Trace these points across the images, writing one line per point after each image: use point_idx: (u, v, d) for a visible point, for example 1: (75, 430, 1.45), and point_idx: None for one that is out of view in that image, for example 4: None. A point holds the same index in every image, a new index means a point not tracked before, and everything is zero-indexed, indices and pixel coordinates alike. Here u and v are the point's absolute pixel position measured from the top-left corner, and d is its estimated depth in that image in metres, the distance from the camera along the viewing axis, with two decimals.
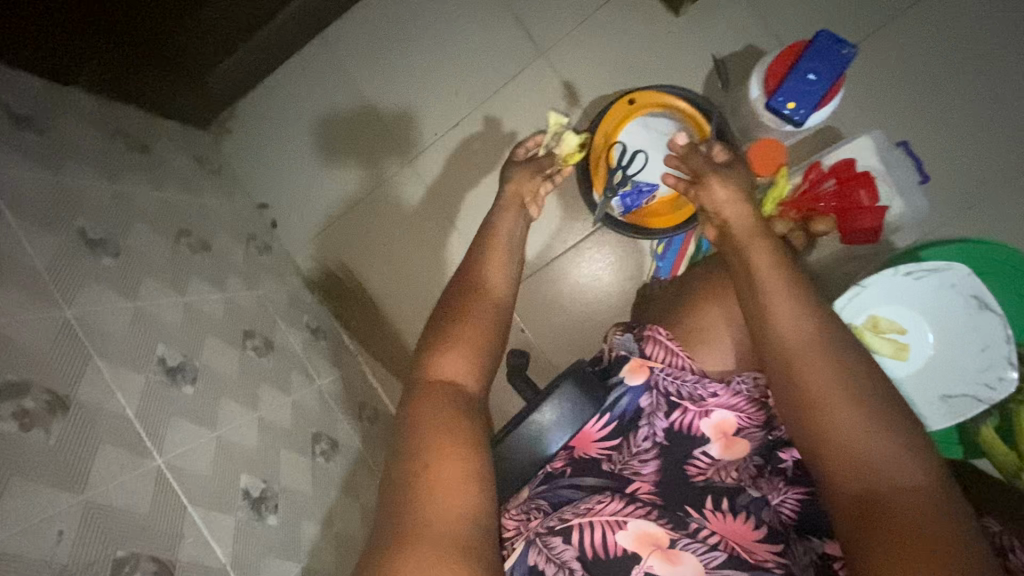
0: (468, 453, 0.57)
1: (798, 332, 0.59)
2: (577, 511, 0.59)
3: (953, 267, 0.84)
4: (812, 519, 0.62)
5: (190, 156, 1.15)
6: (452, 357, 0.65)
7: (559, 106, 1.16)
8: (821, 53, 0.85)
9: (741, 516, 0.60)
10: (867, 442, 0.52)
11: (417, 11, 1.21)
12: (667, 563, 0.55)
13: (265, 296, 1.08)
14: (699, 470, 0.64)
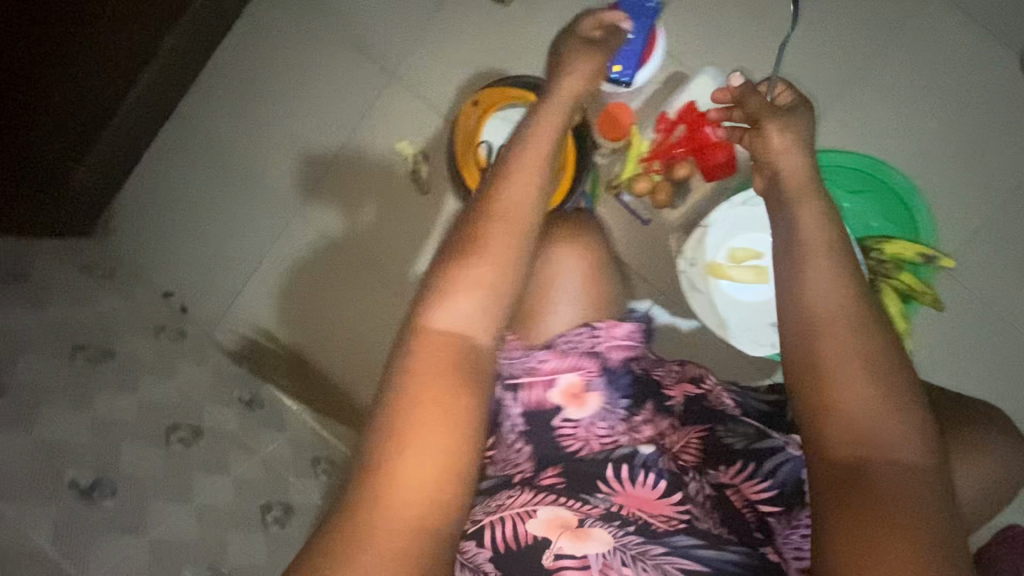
0: (458, 426, 0.50)
1: (830, 303, 0.54)
2: (488, 510, 0.59)
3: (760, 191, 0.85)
4: (712, 453, 0.67)
5: (74, 266, 1.14)
6: (467, 301, 0.54)
7: (423, 114, 1.13)
8: (630, 10, 0.85)
9: (640, 481, 0.62)
10: (873, 419, 0.49)
11: (259, 59, 1.18)
12: (579, 540, 0.55)
13: (185, 385, 1.08)
14: (582, 447, 0.67)
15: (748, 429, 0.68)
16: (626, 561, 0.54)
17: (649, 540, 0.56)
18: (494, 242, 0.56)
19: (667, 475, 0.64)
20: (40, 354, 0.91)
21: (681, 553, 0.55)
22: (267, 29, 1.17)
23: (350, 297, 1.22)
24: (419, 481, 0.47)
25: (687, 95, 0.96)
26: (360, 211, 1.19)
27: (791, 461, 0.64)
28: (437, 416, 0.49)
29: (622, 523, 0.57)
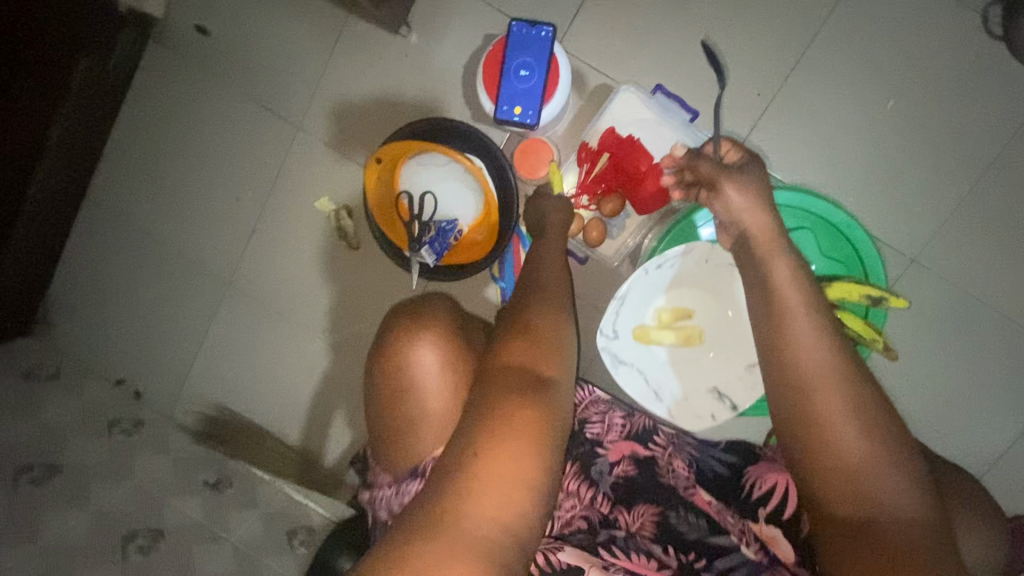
0: (536, 452, 0.48)
1: (817, 357, 0.52)
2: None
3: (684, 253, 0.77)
4: (667, 533, 0.62)
5: (14, 372, 1.11)
6: (525, 344, 0.54)
7: (338, 168, 1.05)
8: (521, 43, 0.77)
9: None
10: (866, 463, 0.49)
11: (161, 131, 1.10)
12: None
13: (144, 481, 1.05)
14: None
15: (699, 516, 0.63)
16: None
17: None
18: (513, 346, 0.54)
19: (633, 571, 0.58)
20: None
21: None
22: (160, 96, 1.09)
23: (300, 361, 1.17)
24: (510, 484, 0.46)
25: (608, 118, 0.86)
26: (293, 274, 1.12)
27: (735, 559, 0.61)
28: (511, 440, 0.47)
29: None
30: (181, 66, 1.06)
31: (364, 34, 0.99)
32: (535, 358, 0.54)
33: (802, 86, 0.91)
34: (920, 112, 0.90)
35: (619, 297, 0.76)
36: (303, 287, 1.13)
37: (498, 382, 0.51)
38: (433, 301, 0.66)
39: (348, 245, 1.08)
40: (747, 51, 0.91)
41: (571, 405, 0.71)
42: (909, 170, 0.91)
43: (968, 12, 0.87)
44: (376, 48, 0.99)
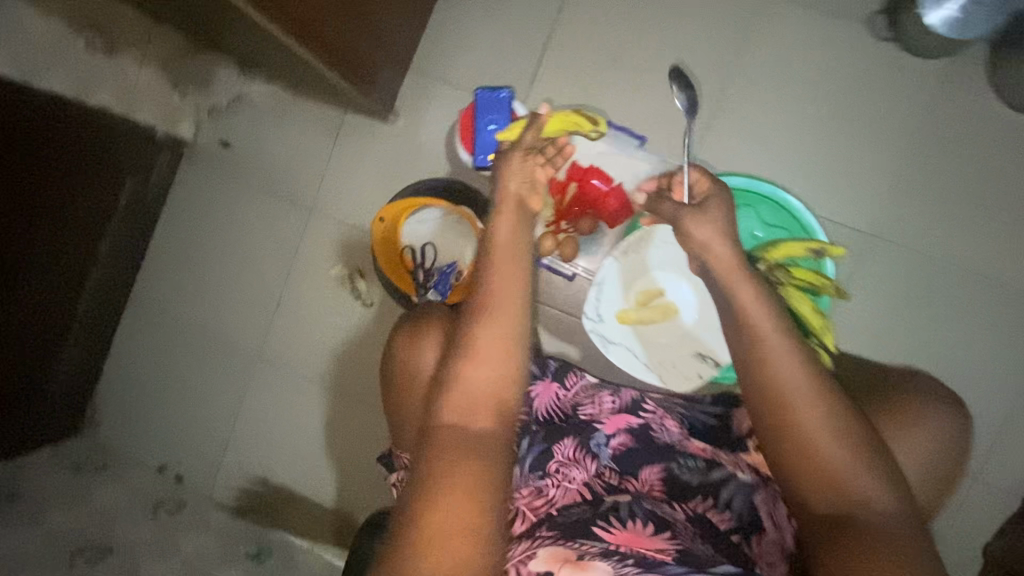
0: (477, 499, 0.55)
1: (796, 379, 0.61)
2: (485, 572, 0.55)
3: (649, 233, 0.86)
4: (676, 486, 0.68)
5: (66, 469, 1.18)
6: (464, 396, 0.62)
7: (348, 239, 1.20)
8: (487, 105, 0.93)
9: (630, 523, 0.61)
10: (841, 462, 0.59)
11: (193, 233, 1.27)
12: (579, 570, 0.53)
13: (190, 556, 1.09)
14: (518, 519, 0.64)
15: (697, 461, 0.71)
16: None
17: (649, 570, 0.53)
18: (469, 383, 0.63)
19: (652, 515, 0.63)
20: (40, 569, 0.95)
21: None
22: (192, 203, 1.26)
23: (329, 422, 1.24)
24: (449, 541, 0.53)
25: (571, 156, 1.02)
26: (316, 339, 1.24)
27: (741, 490, 0.67)
28: (450, 497, 0.55)
29: (621, 557, 0.55)
30: (209, 176, 1.25)
31: (359, 126, 1.18)
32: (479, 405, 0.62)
33: (733, 106, 1.06)
34: (837, 112, 1.05)
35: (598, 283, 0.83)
36: (326, 349, 1.23)
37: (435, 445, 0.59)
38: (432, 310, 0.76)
39: (364, 304, 1.21)
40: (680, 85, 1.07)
41: (563, 396, 0.81)
42: (838, 164, 1.05)
43: (855, 27, 1.04)
44: (370, 136, 1.18)
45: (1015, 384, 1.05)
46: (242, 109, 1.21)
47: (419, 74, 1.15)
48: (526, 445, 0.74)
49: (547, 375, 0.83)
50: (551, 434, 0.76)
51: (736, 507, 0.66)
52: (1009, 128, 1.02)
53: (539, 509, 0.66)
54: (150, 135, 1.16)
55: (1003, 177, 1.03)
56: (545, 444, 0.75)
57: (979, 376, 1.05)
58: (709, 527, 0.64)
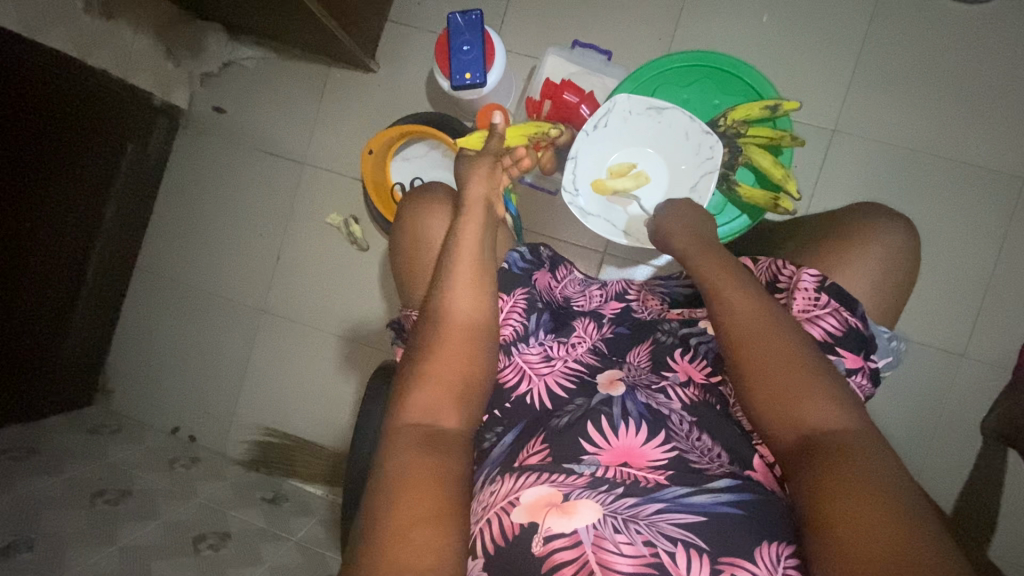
0: (440, 490, 0.52)
1: (754, 318, 0.58)
2: (476, 518, 0.54)
3: (616, 102, 0.84)
4: (659, 354, 0.68)
5: (83, 429, 1.21)
6: (421, 394, 0.58)
7: (341, 187, 1.26)
8: (459, 28, 0.99)
9: (622, 430, 0.57)
10: (814, 410, 0.52)
11: (193, 197, 1.33)
12: (565, 517, 0.50)
13: (206, 499, 1.11)
14: (522, 381, 0.65)
15: (673, 324, 0.71)
16: (618, 527, 0.49)
17: (643, 499, 0.51)
18: (433, 372, 0.59)
19: (646, 411, 0.59)
20: (57, 508, 0.95)
21: (677, 507, 0.50)
22: (191, 169, 1.33)
23: (332, 369, 1.28)
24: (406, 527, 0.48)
25: (543, 76, 1.06)
26: (315, 289, 1.28)
27: (710, 340, 0.67)
28: (410, 492, 0.51)
29: (610, 487, 0.52)
30: (206, 140, 1.32)
31: (342, 80, 1.25)
32: (439, 411, 0.58)
33: (692, 21, 1.12)
34: (790, 16, 1.10)
35: (572, 157, 0.85)
36: (326, 297, 1.28)
37: (390, 443, 0.56)
38: (438, 191, 0.79)
39: (358, 249, 1.25)
40: (639, 7, 1.12)
41: (554, 285, 0.77)
42: (798, 65, 1.10)
43: None
44: (355, 89, 1.24)
45: (995, 261, 1.07)
46: (233, 74, 1.29)
47: (396, 25, 1.22)
48: (534, 327, 0.70)
49: (539, 261, 0.78)
50: (552, 318, 0.72)
51: (707, 354, 0.66)
52: (956, 19, 1.07)
53: (543, 373, 0.65)
54: (148, 101, 1.23)
55: (956, 66, 1.07)
56: (553, 326, 0.71)
57: (956, 256, 1.07)
58: (706, 410, 0.61)
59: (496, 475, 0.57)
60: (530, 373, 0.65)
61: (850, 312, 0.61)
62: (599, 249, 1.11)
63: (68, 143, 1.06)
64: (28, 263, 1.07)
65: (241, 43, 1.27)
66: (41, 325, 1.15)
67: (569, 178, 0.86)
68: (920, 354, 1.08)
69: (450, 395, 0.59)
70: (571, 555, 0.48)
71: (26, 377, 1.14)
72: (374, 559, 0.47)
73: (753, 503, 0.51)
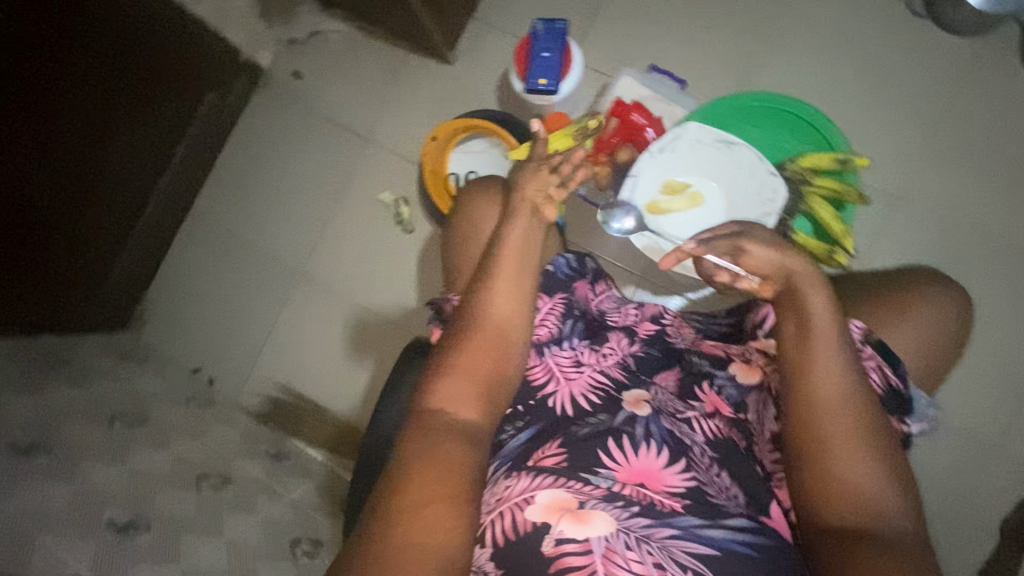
0: (459, 478, 0.53)
1: (838, 380, 0.57)
2: (487, 509, 0.54)
3: (688, 128, 0.85)
4: (687, 384, 0.67)
5: (113, 354, 1.26)
6: (450, 382, 0.59)
7: (398, 171, 1.30)
8: (541, 36, 1.01)
9: (642, 450, 0.57)
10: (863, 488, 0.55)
11: (258, 153, 1.38)
12: (580, 524, 0.50)
13: (215, 442, 1.14)
14: (551, 383, 0.66)
15: (706, 356, 0.70)
16: (629, 545, 0.49)
17: (657, 522, 0.51)
18: (462, 361, 0.60)
19: (668, 438, 0.59)
20: (79, 421, 0.99)
21: (690, 536, 0.50)
22: (261, 127, 1.38)
23: (354, 340, 1.30)
24: (422, 505, 0.50)
25: (613, 95, 1.07)
26: (354, 261, 1.31)
27: (737, 379, 0.67)
28: (430, 471, 0.52)
29: (625, 504, 0.52)
30: (279, 102, 1.37)
31: (418, 67, 1.29)
32: (463, 403, 0.58)
33: (770, 66, 1.12)
34: (872, 77, 1.09)
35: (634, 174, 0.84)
36: (363, 272, 1.31)
37: (418, 423, 0.56)
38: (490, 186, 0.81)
39: (403, 231, 1.29)
40: (718, 45, 1.13)
41: (592, 298, 0.76)
42: (873, 126, 1.09)
43: (895, 5, 1.10)
44: (429, 78, 1.28)
45: None
46: (317, 45, 1.35)
47: (480, 23, 1.25)
48: (569, 332, 0.70)
49: (582, 271, 0.77)
50: (586, 328, 0.72)
51: (732, 395, 0.66)
52: None
53: (572, 379, 0.66)
54: (234, 57, 1.30)
55: None
56: (587, 335, 0.71)
57: (1001, 348, 1.04)
58: (728, 446, 0.62)
59: (509, 471, 0.57)
60: (561, 376, 0.66)
61: (892, 370, 0.61)
62: (638, 273, 1.11)
63: (152, 81, 1.12)
64: (92, 198, 1.13)
65: (330, 17, 1.33)
66: (96, 246, 1.21)
67: (626, 194, 0.86)
68: (945, 439, 1.05)
69: (473, 389, 0.59)
70: (581, 562, 0.48)
71: (71, 292, 1.20)
72: (390, 531, 0.48)
73: (767, 547, 0.52)
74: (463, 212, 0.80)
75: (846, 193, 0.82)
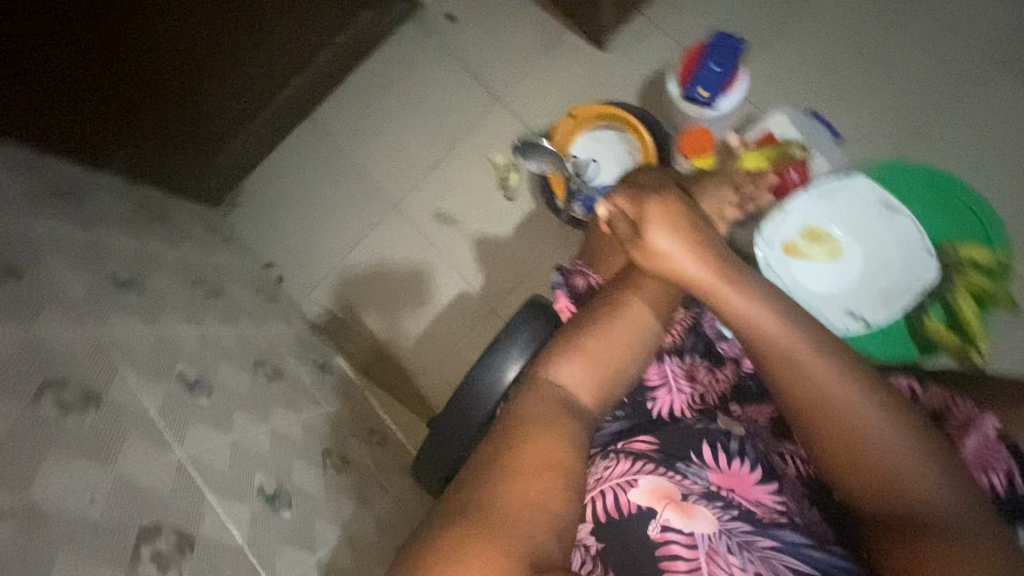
0: (569, 458, 0.53)
1: (869, 448, 0.54)
2: (590, 484, 0.55)
3: (852, 180, 0.85)
4: (782, 420, 0.65)
5: (203, 226, 1.31)
6: (571, 363, 0.60)
7: (518, 138, 1.30)
8: (717, 47, 1.00)
9: (735, 460, 0.56)
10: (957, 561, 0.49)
11: (391, 80, 1.41)
12: (684, 516, 0.51)
13: (274, 337, 1.17)
14: (664, 387, 0.65)
15: None
16: (731, 548, 0.50)
17: (757, 531, 0.51)
18: (590, 346, 0.61)
19: (762, 458, 0.57)
20: (167, 276, 1.03)
21: (791, 552, 0.50)
22: (399, 57, 1.41)
23: (426, 284, 1.32)
24: (535, 472, 0.51)
25: (762, 128, 1.05)
26: (449, 209, 1.33)
27: None
28: (544, 444, 0.53)
29: (725, 505, 0.52)
30: (424, 38, 1.39)
31: (569, 45, 1.29)
32: (581, 385, 0.59)
33: (926, 147, 1.08)
34: None
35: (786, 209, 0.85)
36: (455, 222, 1.32)
37: (532, 393, 0.58)
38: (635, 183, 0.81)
39: (506, 196, 1.30)
40: (879, 111, 1.10)
41: None
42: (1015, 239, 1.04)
43: None
44: (577, 57, 1.28)
45: None
46: None
47: (644, 20, 1.24)
48: (690, 345, 0.70)
49: None
50: (705, 346, 0.70)
51: None
52: None
53: (684, 391, 0.66)
54: None
55: None
56: (704, 352, 0.70)
57: None
58: (818, 485, 0.60)
59: (609, 452, 0.58)
60: (675, 384, 0.66)
61: (1018, 474, 0.62)
62: None
63: None
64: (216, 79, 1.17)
65: None
66: (221, 120, 1.25)
67: (772, 226, 0.85)
68: None
69: (594, 375, 0.60)
70: (685, 553, 0.49)
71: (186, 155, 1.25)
72: (501, 480, 0.51)
73: None
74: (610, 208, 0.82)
75: (998, 295, 0.81)
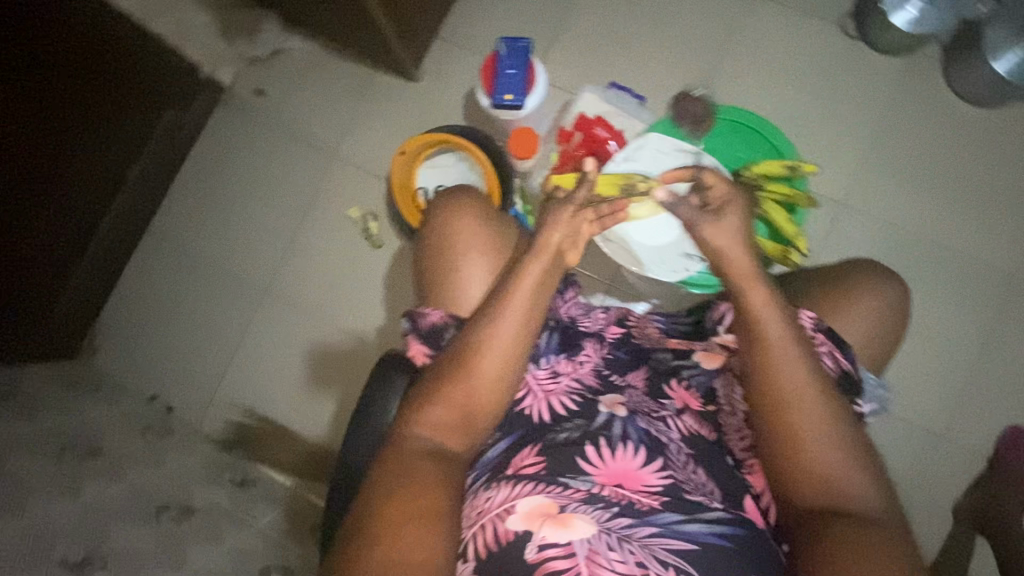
0: (444, 512, 0.55)
1: (794, 381, 0.60)
2: (470, 523, 0.57)
3: (647, 138, 0.91)
4: (656, 384, 0.70)
5: (61, 382, 1.20)
6: (434, 410, 0.61)
7: (365, 187, 1.29)
8: (507, 53, 1.05)
9: (619, 451, 0.60)
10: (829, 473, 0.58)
11: (220, 170, 1.35)
12: (560, 529, 0.53)
13: (175, 471, 1.09)
14: (528, 396, 0.67)
15: (668, 353, 0.73)
16: (611, 545, 0.52)
17: (637, 521, 0.54)
18: (451, 388, 0.62)
19: (645, 437, 0.61)
20: (26, 454, 0.93)
21: (670, 533, 0.54)
22: (222, 144, 1.36)
23: (323, 358, 1.28)
24: (406, 535, 0.52)
25: (577, 110, 1.11)
26: (321, 278, 1.29)
27: (702, 370, 0.70)
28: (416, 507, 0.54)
29: (605, 505, 0.55)
30: (240, 119, 1.36)
31: (383, 85, 1.30)
32: (447, 431, 0.61)
33: (721, 83, 1.19)
34: (814, 91, 1.17)
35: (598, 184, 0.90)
36: (332, 288, 1.29)
37: (396, 452, 0.59)
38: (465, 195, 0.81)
39: (371, 246, 1.28)
40: (673, 64, 1.20)
41: (562, 306, 0.75)
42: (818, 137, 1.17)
43: (831, 26, 1.18)
44: (395, 94, 1.29)
45: (981, 350, 1.11)
46: (280, 63, 1.35)
47: (445, 42, 1.28)
48: (544, 346, 0.71)
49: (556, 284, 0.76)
50: (561, 339, 0.72)
51: (698, 385, 0.70)
52: (965, 120, 1.14)
53: (549, 391, 0.67)
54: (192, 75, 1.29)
55: (961, 163, 1.14)
56: (561, 347, 0.71)
57: (945, 341, 1.12)
58: (701, 441, 0.65)
59: (489, 482, 0.60)
60: (537, 389, 0.68)
61: (842, 353, 0.65)
62: (606, 280, 1.14)
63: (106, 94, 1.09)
64: (38, 224, 1.09)
65: (293, 35, 1.33)
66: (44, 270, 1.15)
67: None
68: (901, 429, 1.11)
69: (462, 417, 0.61)
70: (564, 565, 0.51)
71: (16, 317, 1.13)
72: None
73: (739, 536, 0.56)
74: (441, 219, 0.80)
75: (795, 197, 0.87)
